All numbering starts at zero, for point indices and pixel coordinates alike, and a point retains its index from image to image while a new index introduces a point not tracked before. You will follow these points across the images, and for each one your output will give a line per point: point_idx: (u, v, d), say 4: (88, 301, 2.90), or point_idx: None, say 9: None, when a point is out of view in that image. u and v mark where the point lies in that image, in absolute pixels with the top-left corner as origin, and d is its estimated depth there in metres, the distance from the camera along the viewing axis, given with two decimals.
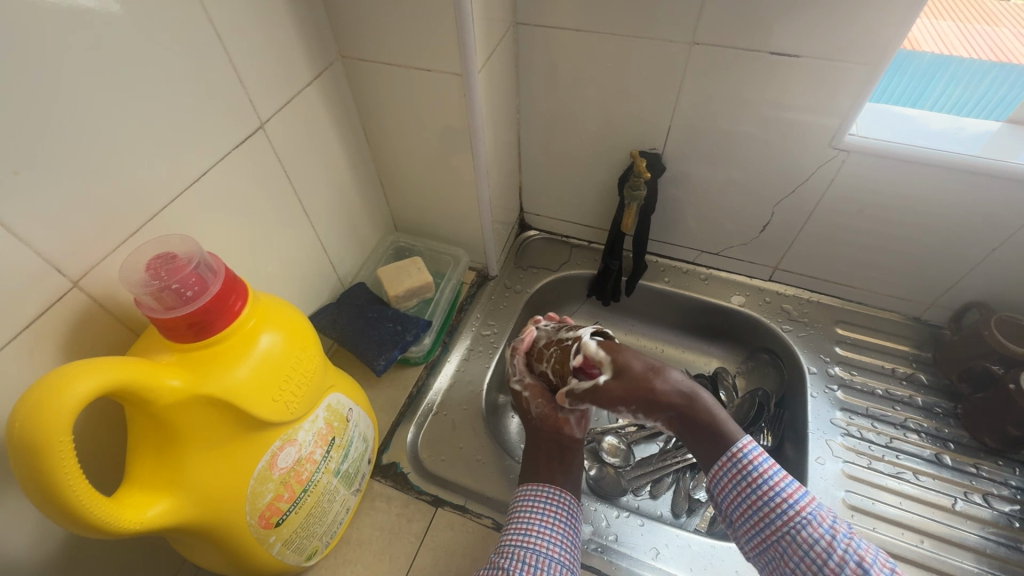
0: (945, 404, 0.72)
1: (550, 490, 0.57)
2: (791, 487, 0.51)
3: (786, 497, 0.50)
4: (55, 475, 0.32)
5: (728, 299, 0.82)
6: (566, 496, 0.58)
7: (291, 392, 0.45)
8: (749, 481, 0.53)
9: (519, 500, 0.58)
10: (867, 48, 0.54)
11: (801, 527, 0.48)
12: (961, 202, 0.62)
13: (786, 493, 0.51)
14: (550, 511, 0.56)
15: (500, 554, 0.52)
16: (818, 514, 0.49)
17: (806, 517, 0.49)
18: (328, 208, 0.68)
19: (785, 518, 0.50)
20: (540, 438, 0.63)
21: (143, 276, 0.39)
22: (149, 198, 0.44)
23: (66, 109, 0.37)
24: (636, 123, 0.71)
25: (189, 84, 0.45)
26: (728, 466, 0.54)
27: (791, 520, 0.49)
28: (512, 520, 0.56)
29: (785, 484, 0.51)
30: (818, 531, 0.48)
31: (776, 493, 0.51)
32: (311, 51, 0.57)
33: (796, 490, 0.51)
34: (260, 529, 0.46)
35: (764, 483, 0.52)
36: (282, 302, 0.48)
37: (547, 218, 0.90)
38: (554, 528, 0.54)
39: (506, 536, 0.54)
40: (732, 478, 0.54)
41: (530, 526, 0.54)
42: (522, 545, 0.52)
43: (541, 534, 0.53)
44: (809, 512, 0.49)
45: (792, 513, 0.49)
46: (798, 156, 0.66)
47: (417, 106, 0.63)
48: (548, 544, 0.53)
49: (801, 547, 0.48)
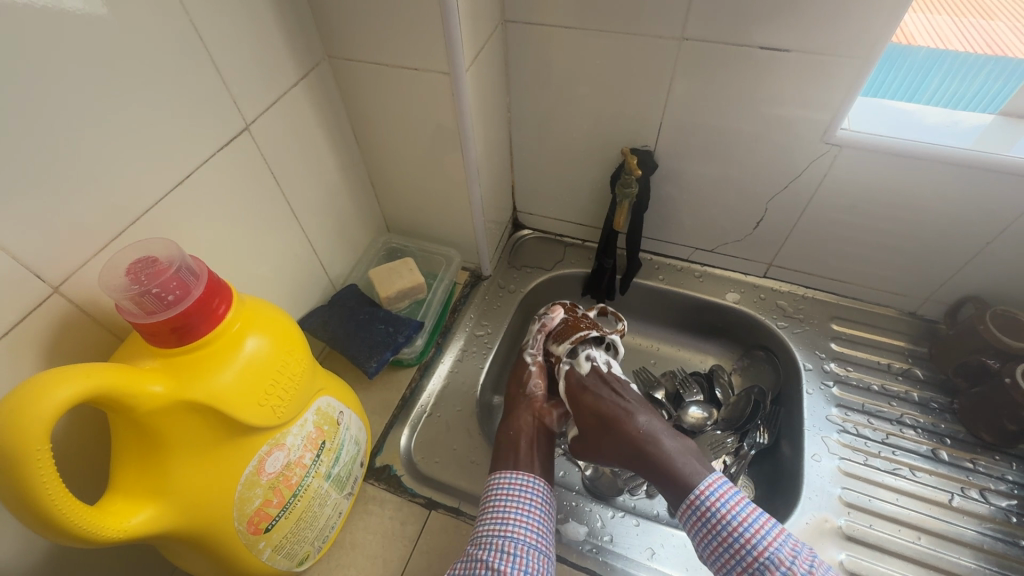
0: (941, 399, 0.71)
1: (523, 477, 0.58)
2: (752, 531, 0.51)
3: (747, 541, 0.50)
4: (34, 485, 0.32)
5: (723, 297, 0.82)
6: (539, 483, 0.58)
7: (277, 396, 0.44)
8: (711, 526, 0.52)
9: (492, 488, 0.57)
10: (857, 43, 0.54)
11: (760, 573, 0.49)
12: (954, 197, 0.62)
13: (747, 538, 0.50)
14: (524, 499, 0.56)
15: (476, 546, 0.52)
16: (778, 558, 0.49)
17: (766, 561, 0.49)
18: (318, 210, 0.67)
19: (745, 564, 0.50)
20: (523, 412, 0.65)
21: (124, 281, 0.39)
22: (132, 202, 0.44)
23: (45, 112, 0.36)
24: (627, 120, 0.70)
25: (172, 86, 0.45)
26: (690, 513, 0.53)
27: (751, 565, 0.50)
28: (485, 511, 0.56)
29: (746, 527, 0.51)
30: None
31: (736, 538, 0.51)
32: (297, 51, 0.57)
33: (757, 533, 0.51)
34: (249, 535, 0.46)
35: (725, 528, 0.51)
36: (269, 306, 0.47)
37: (540, 217, 0.90)
38: (529, 514, 0.55)
39: (481, 528, 0.54)
40: (694, 523, 0.53)
41: (505, 515, 0.54)
42: (498, 535, 0.52)
43: (516, 523, 0.54)
44: (768, 556, 0.49)
45: (752, 559, 0.50)
46: (790, 152, 0.65)
47: (406, 106, 0.63)
48: (525, 531, 0.53)
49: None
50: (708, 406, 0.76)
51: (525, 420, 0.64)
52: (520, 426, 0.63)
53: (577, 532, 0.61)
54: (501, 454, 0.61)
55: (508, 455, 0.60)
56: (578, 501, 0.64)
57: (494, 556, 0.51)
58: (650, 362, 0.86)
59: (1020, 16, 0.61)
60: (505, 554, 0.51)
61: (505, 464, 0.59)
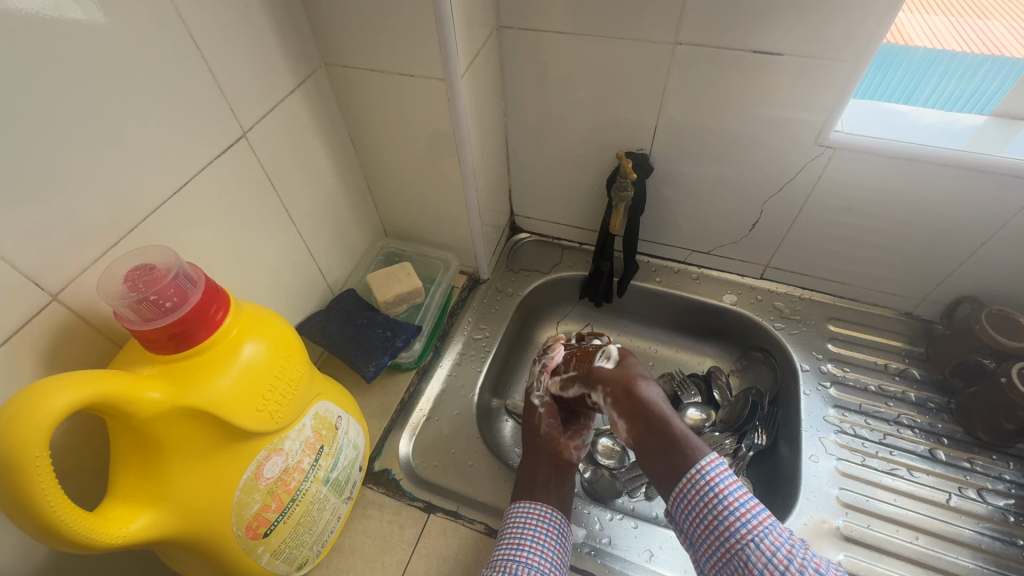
0: (938, 399, 0.72)
1: (541, 508, 0.57)
2: (748, 505, 0.52)
3: (742, 516, 0.51)
4: (32, 489, 0.32)
5: (720, 298, 0.82)
6: (556, 514, 0.58)
7: (274, 401, 0.45)
8: (708, 500, 0.53)
9: (511, 515, 0.58)
10: (849, 44, 0.54)
11: (756, 541, 0.50)
12: (949, 196, 0.62)
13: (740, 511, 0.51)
14: (542, 527, 0.56)
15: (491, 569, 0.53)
16: (776, 528, 0.50)
17: (763, 530, 0.50)
18: (315, 215, 0.68)
19: (741, 534, 0.51)
20: (540, 455, 0.64)
21: (121, 288, 0.39)
22: (130, 209, 0.44)
23: (45, 122, 0.37)
24: (623, 123, 0.71)
25: (169, 94, 0.45)
26: (688, 487, 0.54)
27: (745, 537, 0.50)
28: (504, 534, 0.56)
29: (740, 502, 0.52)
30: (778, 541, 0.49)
31: (732, 511, 0.51)
32: (294, 59, 0.57)
33: (752, 508, 0.51)
34: (248, 540, 0.46)
35: (722, 502, 0.52)
36: (266, 311, 0.48)
37: (537, 220, 0.90)
38: (545, 544, 0.55)
39: (499, 552, 0.54)
40: (693, 498, 0.54)
41: (521, 542, 0.54)
42: (513, 559, 0.53)
43: (531, 550, 0.54)
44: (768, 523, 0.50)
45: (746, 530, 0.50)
46: (786, 153, 0.66)
47: (403, 111, 0.63)
48: (539, 559, 0.53)
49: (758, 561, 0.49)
50: (707, 407, 0.77)
51: (543, 462, 0.64)
52: (539, 466, 0.63)
53: (576, 535, 0.62)
54: (519, 489, 0.60)
55: (525, 491, 0.60)
56: (576, 504, 0.65)
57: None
58: (648, 364, 0.87)
59: (1015, 15, 0.61)
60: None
61: (524, 494, 0.59)
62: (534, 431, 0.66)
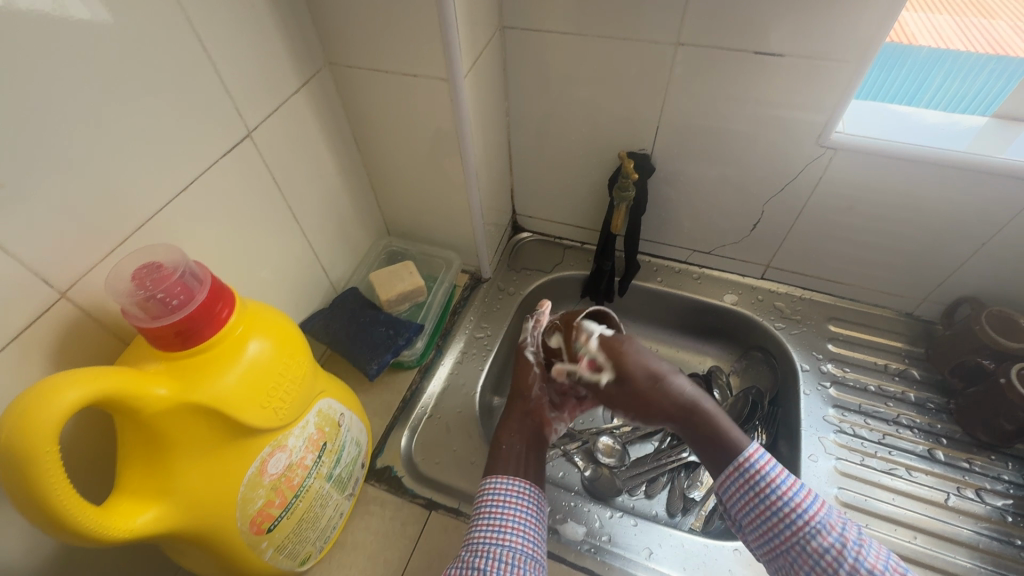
0: (938, 399, 0.72)
1: (520, 484, 0.57)
2: (800, 497, 0.51)
3: (795, 506, 0.50)
4: (42, 484, 0.32)
5: (721, 298, 0.83)
6: (534, 490, 0.58)
7: (279, 398, 0.45)
8: (757, 490, 0.52)
9: (485, 493, 0.57)
10: (851, 45, 0.54)
11: (809, 537, 0.49)
12: (949, 198, 0.62)
13: (794, 502, 0.50)
14: (520, 505, 0.56)
15: (472, 552, 0.51)
16: (827, 523, 0.49)
17: (815, 525, 0.49)
18: (319, 214, 0.68)
19: (793, 528, 0.50)
20: (520, 422, 0.64)
21: (129, 286, 0.40)
22: (135, 209, 0.45)
23: (53, 123, 0.37)
24: (625, 123, 0.71)
25: (174, 94, 0.45)
26: (735, 476, 0.54)
27: (800, 530, 0.50)
28: (479, 514, 0.55)
29: (793, 493, 0.51)
30: (827, 540, 0.48)
31: (784, 502, 0.51)
32: (298, 58, 0.58)
33: (806, 499, 0.51)
34: (251, 535, 0.47)
35: (773, 493, 0.52)
36: (272, 310, 0.48)
37: (539, 220, 0.90)
38: (524, 523, 0.55)
39: (478, 534, 0.53)
40: (739, 486, 0.54)
41: (504, 523, 0.54)
42: (496, 543, 0.52)
43: (512, 530, 0.53)
44: (818, 520, 0.49)
45: (801, 523, 0.50)
46: (787, 154, 0.66)
47: (406, 111, 0.64)
48: (521, 540, 0.53)
49: (811, 556, 0.49)
50: None
51: (524, 429, 0.64)
52: (517, 432, 0.64)
53: (576, 532, 0.62)
54: (494, 462, 0.60)
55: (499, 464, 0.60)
56: (576, 502, 0.65)
57: (492, 565, 0.50)
58: None
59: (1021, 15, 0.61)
60: (505, 561, 0.50)
61: (500, 469, 0.59)
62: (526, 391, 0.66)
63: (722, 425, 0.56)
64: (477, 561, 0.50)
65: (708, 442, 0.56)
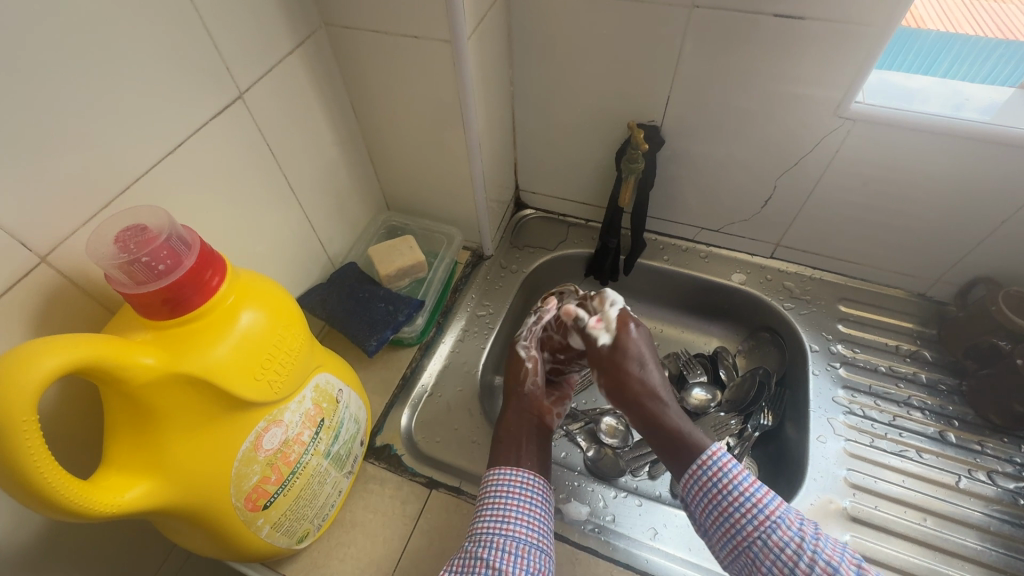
0: (949, 381, 0.70)
1: (525, 475, 0.56)
2: (761, 492, 0.51)
3: (757, 502, 0.50)
4: (20, 456, 0.31)
5: (729, 278, 0.81)
6: (540, 481, 0.57)
7: (273, 370, 0.43)
8: (720, 487, 0.52)
9: (490, 484, 0.56)
10: (875, 12, 0.51)
11: (770, 531, 0.49)
12: (971, 172, 0.60)
13: (755, 497, 0.50)
14: (527, 496, 0.55)
15: (476, 543, 0.51)
16: (788, 517, 0.49)
17: (776, 521, 0.49)
18: (315, 186, 0.66)
19: (755, 523, 0.50)
20: (522, 411, 0.63)
21: (112, 250, 0.37)
22: (118, 171, 0.42)
23: (28, 74, 0.35)
24: (635, 94, 0.68)
25: (162, 48, 0.43)
26: (698, 474, 0.53)
27: (761, 525, 0.49)
28: (484, 505, 0.54)
29: (755, 488, 0.51)
30: (787, 534, 0.48)
31: (746, 498, 0.51)
32: (293, 17, 0.55)
33: (766, 495, 0.50)
34: (246, 511, 0.45)
35: (735, 489, 0.51)
36: (265, 279, 0.46)
37: (543, 196, 0.88)
38: (532, 514, 0.54)
39: (481, 523, 0.52)
40: (702, 486, 0.53)
41: (508, 513, 0.53)
42: (501, 532, 0.51)
43: (520, 521, 0.53)
44: (779, 515, 0.49)
45: (762, 518, 0.49)
46: (802, 128, 0.63)
47: (406, 76, 0.61)
48: (528, 530, 0.52)
49: (772, 551, 0.48)
50: (712, 388, 0.76)
51: (525, 419, 0.63)
52: (522, 425, 0.62)
53: (580, 512, 0.61)
54: (500, 453, 0.59)
55: (508, 455, 0.58)
56: (580, 482, 0.64)
57: (497, 554, 0.49)
58: (653, 344, 0.85)
59: None
60: (522, 559, 0.50)
61: (508, 461, 0.58)
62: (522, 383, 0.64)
63: (684, 427, 0.56)
64: (482, 552, 0.50)
65: (674, 445, 0.56)
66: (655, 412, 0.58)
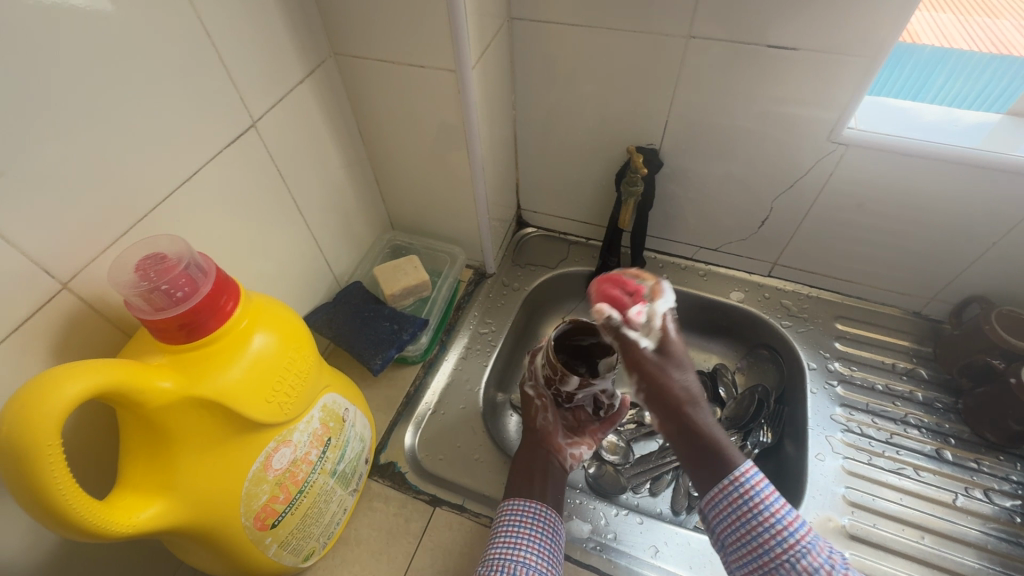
0: (945, 399, 0.71)
1: (537, 505, 0.57)
2: (792, 515, 0.48)
3: (787, 524, 0.48)
4: (43, 479, 0.32)
5: (728, 296, 0.82)
6: (551, 513, 0.57)
7: (284, 392, 0.44)
8: (750, 506, 0.49)
9: (505, 513, 0.57)
10: (866, 39, 0.53)
11: (801, 555, 0.46)
12: (960, 196, 0.62)
13: (786, 519, 0.48)
14: (538, 525, 0.55)
15: (485, 567, 0.52)
16: (818, 544, 0.47)
17: (807, 546, 0.47)
18: (322, 208, 0.67)
19: (785, 546, 0.47)
20: (534, 451, 0.63)
21: (132, 277, 0.39)
22: (137, 199, 0.44)
23: (55, 110, 0.37)
24: (633, 117, 0.70)
25: (179, 81, 0.45)
26: (728, 489, 0.50)
27: (791, 549, 0.47)
28: (499, 532, 0.55)
29: (784, 511, 0.49)
30: (818, 560, 0.46)
31: (777, 520, 0.48)
32: (304, 48, 0.57)
33: (798, 518, 0.48)
34: (255, 530, 0.46)
35: (766, 510, 0.49)
36: (276, 302, 0.48)
37: (544, 215, 0.90)
38: (542, 543, 0.54)
39: (493, 549, 0.54)
40: (723, 509, 0.51)
41: (520, 540, 0.54)
42: (511, 558, 0.52)
43: (529, 549, 0.53)
44: (809, 541, 0.47)
45: (793, 542, 0.47)
46: (798, 150, 0.65)
47: (412, 103, 0.63)
48: (537, 559, 0.53)
49: None
50: (712, 405, 0.76)
51: (536, 459, 0.62)
52: (534, 463, 0.62)
53: (581, 530, 0.62)
54: (512, 485, 0.60)
55: (520, 487, 0.59)
56: (581, 500, 0.65)
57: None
58: None
59: None
60: None
61: (519, 492, 0.58)
62: (531, 423, 0.66)
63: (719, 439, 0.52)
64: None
65: (705, 453, 0.51)
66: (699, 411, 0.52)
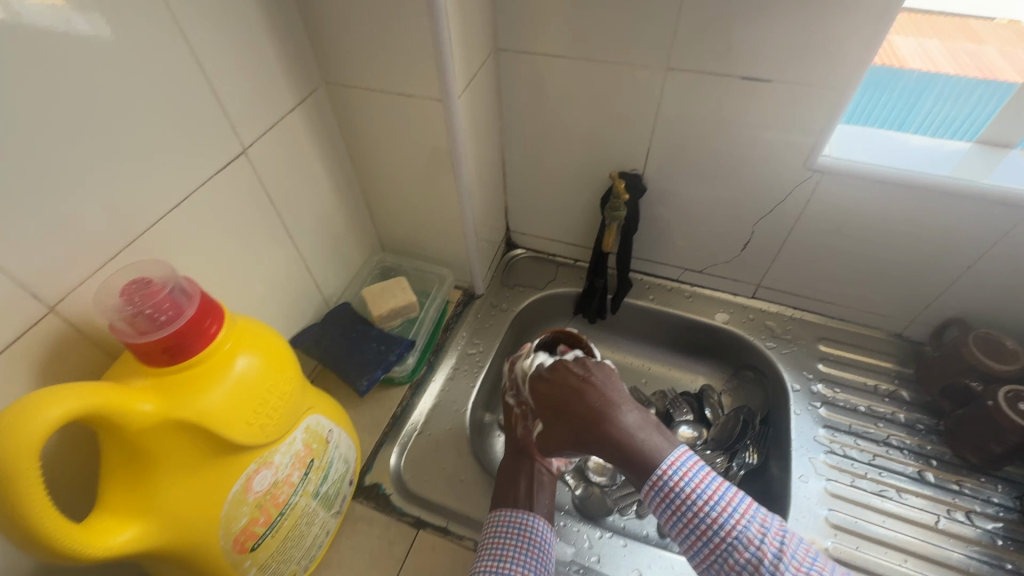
0: (927, 420, 0.72)
1: (524, 515, 0.57)
2: (720, 510, 0.50)
3: (717, 520, 0.49)
4: (21, 502, 0.32)
5: (712, 317, 0.83)
6: (539, 522, 0.57)
7: (265, 414, 0.45)
8: (683, 503, 0.51)
9: (493, 524, 0.58)
10: (835, 71, 0.56)
11: (728, 551, 0.49)
12: (932, 221, 0.63)
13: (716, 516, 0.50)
14: (525, 536, 0.56)
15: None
16: (747, 537, 0.48)
17: (735, 540, 0.49)
18: (312, 230, 0.69)
19: (716, 542, 0.49)
20: (515, 462, 0.64)
21: (118, 301, 0.40)
22: (125, 224, 0.45)
23: (48, 140, 0.38)
24: (617, 144, 0.72)
25: (171, 111, 0.46)
26: (659, 486, 0.51)
27: (722, 543, 0.49)
28: (485, 546, 0.56)
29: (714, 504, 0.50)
30: (745, 555, 0.48)
31: (707, 515, 0.50)
32: (295, 77, 0.59)
33: (726, 511, 0.50)
34: (234, 553, 0.46)
35: (697, 504, 0.50)
36: (261, 325, 0.48)
37: (533, 236, 0.91)
38: (527, 553, 0.54)
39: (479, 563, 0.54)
40: (663, 500, 0.52)
41: (504, 553, 0.54)
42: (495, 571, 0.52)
43: (514, 560, 0.53)
44: (738, 534, 0.49)
45: (722, 537, 0.49)
46: (776, 175, 0.67)
47: (399, 130, 0.65)
48: (522, 567, 0.53)
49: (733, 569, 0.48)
50: (698, 425, 0.77)
51: (516, 470, 0.63)
52: (513, 475, 0.62)
53: (564, 553, 0.61)
54: (499, 494, 0.61)
55: (503, 497, 0.60)
56: (565, 522, 0.64)
57: None
58: (641, 381, 0.87)
59: (1009, 40, 0.61)
60: None
61: (506, 502, 0.59)
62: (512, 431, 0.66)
63: (637, 436, 0.53)
64: None
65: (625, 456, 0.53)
66: (607, 418, 0.54)
